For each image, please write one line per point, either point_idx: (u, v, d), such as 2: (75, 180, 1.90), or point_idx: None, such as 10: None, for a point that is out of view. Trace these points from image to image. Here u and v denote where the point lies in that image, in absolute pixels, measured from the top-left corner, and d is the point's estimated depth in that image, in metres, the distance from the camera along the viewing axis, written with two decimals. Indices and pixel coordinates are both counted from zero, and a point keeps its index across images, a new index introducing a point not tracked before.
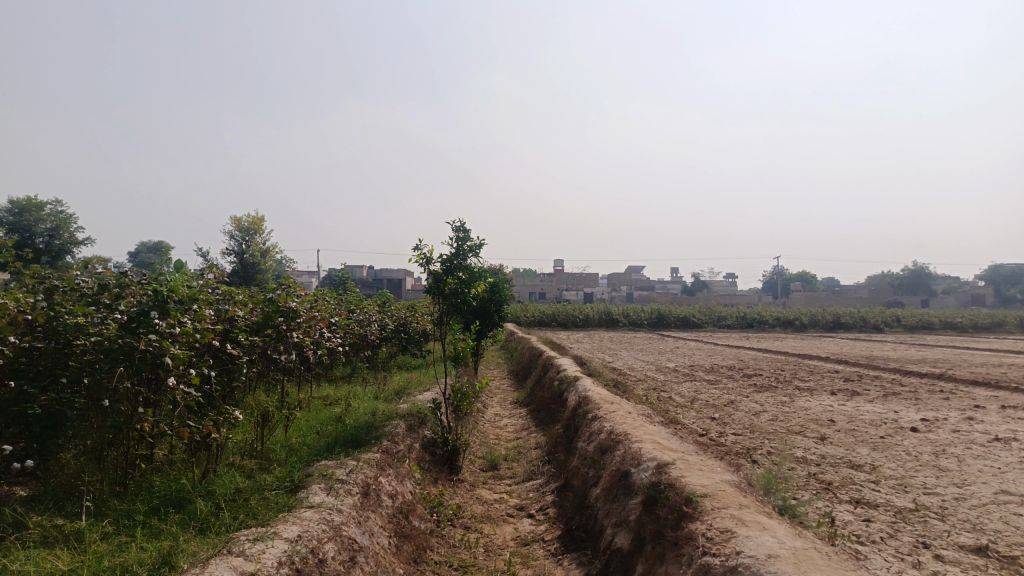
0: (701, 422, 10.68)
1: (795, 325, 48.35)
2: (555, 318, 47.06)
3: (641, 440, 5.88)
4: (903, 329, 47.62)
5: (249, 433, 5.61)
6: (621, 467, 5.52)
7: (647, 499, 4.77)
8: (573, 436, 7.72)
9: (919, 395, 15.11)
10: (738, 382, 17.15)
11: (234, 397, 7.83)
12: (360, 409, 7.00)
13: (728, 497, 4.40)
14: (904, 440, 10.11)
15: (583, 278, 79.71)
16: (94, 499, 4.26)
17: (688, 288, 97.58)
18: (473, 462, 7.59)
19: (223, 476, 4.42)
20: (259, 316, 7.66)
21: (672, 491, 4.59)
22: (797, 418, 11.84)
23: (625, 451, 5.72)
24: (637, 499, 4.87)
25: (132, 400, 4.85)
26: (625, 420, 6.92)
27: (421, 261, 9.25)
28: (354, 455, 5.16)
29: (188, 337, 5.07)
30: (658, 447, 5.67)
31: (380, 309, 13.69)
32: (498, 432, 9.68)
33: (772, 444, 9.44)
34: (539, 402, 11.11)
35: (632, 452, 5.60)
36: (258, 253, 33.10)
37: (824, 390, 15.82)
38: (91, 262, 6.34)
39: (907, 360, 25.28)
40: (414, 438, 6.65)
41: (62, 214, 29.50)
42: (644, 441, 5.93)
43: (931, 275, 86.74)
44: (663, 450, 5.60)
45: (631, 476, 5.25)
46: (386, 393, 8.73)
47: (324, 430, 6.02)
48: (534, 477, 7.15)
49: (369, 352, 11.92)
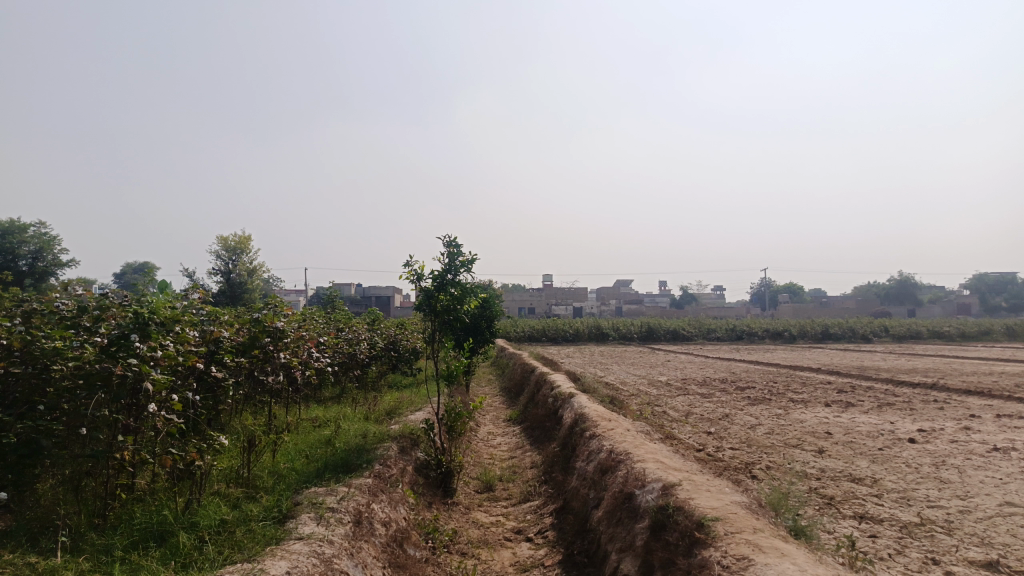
0: (697, 437, 10.53)
1: (785, 336, 48.40)
2: (545, 333, 46.87)
3: (643, 459, 5.71)
4: (892, 338, 47.77)
5: (235, 459, 5.40)
6: (623, 488, 5.34)
7: (653, 522, 4.59)
8: (570, 456, 7.55)
9: (914, 406, 15.03)
10: (731, 395, 17.03)
11: (220, 421, 7.61)
12: (351, 431, 6.80)
13: (739, 520, 4.24)
14: (902, 452, 9.99)
15: (573, 293, 79.70)
16: (70, 534, 4.03)
17: (677, 301, 97.84)
18: (468, 483, 7.40)
19: (207, 506, 4.21)
20: (246, 337, 7.46)
21: (681, 516, 4.42)
22: (793, 430, 11.71)
23: (627, 472, 5.55)
24: (643, 523, 4.69)
25: (112, 427, 4.63)
26: (624, 437, 6.75)
27: (412, 277, 9.08)
28: (346, 481, 4.96)
29: (170, 361, 4.89)
30: (662, 467, 5.50)
31: (370, 327, 13.49)
32: (492, 451, 9.49)
33: (771, 459, 9.29)
34: (533, 420, 10.92)
35: (635, 473, 5.42)
36: (245, 272, 32.83)
37: (819, 402, 15.72)
38: (70, 284, 6.15)
39: (899, 370, 25.28)
40: (408, 461, 6.45)
41: (45, 235, 29.11)
42: (645, 460, 5.76)
43: (917, 284, 87.40)
44: (666, 470, 5.43)
45: (634, 498, 5.07)
46: (377, 413, 8.53)
47: (314, 454, 5.82)
48: (531, 498, 6.96)
49: (359, 371, 11.72)
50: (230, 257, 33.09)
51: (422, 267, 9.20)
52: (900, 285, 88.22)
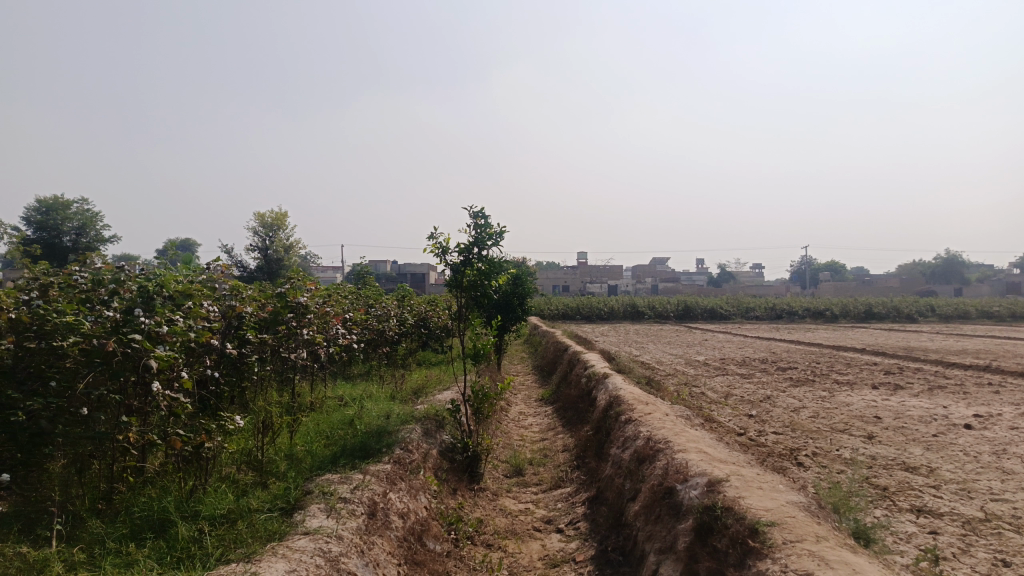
0: (738, 420, 10.09)
1: (826, 315, 47.13)
2: (580, 311, 46.39)
3: (685, 449, 5.29)
4: (939, 319, 46.20)
5: (250, 440, 5.15)
6: (663, 481, 4.94)
7: (698, 525, 4.19)
8: (604, 440, 7.18)
9: (968, 389, 14.28)
10: (772, 376, 16.45)
11: (242, 398, 7.41)
12: (374, 411, 6.50)
13: (799, 526, 3.82)
14: (959, 439, 9.38)
15: (608, 271, 79.01)
16: (69, 522, 3.79)
17: (715, 278, 96.72)
18: (496, 467, 7.09)
19: (214, 493, 3.97)
20: (268, 313, 7.22)
21: (729, 519, 4.01)
22: (839, 414, 11.16)
23: (667, 463, 5.15)
24: (686, 525, 4.30)
25: (118, 408, 4.38)
26: (663, 424, 6.34)
27: (437, 251, 8.72)
28: (361, 468, 4.65)
29: (179, 337, 4.62)
30: (705, 458, 5.09)
31: (400, 304, 13.24)
32: (522, 433, 9.17)
33: (817, 444, 8.81)
34: (566, 400, 10.57)
35: (676, 465, 5.01)
36: (281, 248, 33.00)
37: (865, 384, 15.04)
38: (89, 257, 5.93)
39: (948, 351, 24.28)
40: (432, 445, 6.14)
41: (89, 211, 29.55)
42: (688, 450, 5.35)
43: (964, 263, 84.70)
44: (710, 462, 5.01)
45: (675, 494, 4.68)
46: (403, 393, 8.25)
47: (334, 436, 5.54)
48: (562, 485, 6.61)
49: (388, 348, 11.47)
50: (267, 234, 33.28)
51: (448, 240, 8.81)
52: (947, 264, 85.62)
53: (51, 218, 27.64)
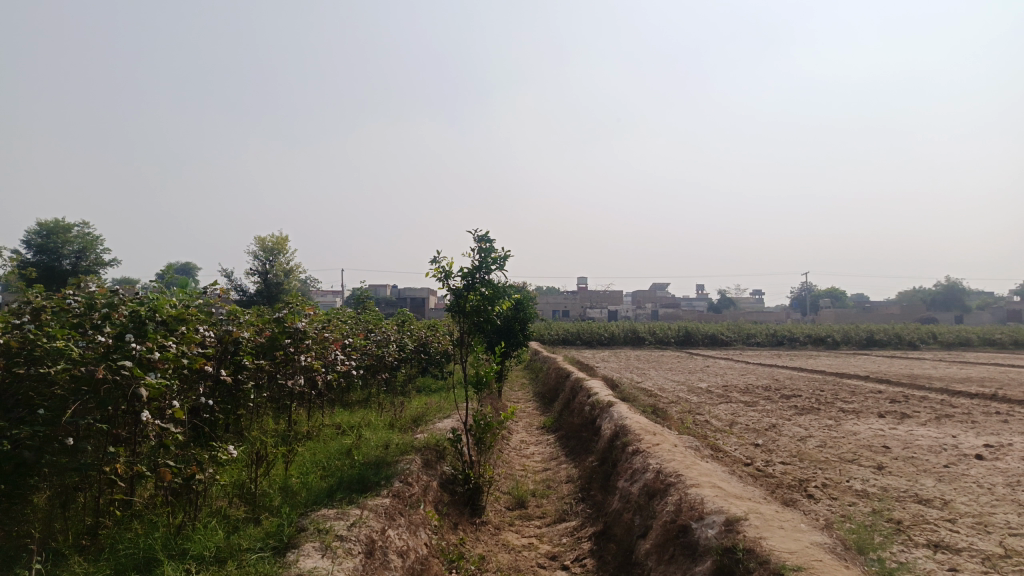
0: (745, 449, 9.87)
1: (828, 341, 46.90)
2: (581, 337, 46.15)
3: (698, 483, 5.10)
4: (941, 346, 45.98)
5: (242, 472, 4.96)
6: (676, 518, 4.75)
7: (716, 568, 3.99)
8: (610, 472, 6.97)
9: (976, 418, 14.05)
10: (776, 404, 16.22)
11: (237, 426, 7.22)
12: (373, 441, 6.31)
13: (823, 568, 3.63)
14: (971, 470, 9.16)
15: (608, 296, 78.90)
16: (50, 559, 3.60)
17: (715, 304, 96.54)
18: (498, 499, 6.88)
19: (204, 529, 3.79)
20: (264, 338, 7.05)
21: (749, 561, 3.81)
22: (847, 444, 10.93)
23: (679, 499, 4.95)
24: (703, 567, 4.10)
25: (106, 438, 4.20)
26: (672, 456, 6.14)
27: (439, 275, 8.57)
28: (359, 503, 4.45)
29: (171, 364, 4.45)
30: (720, 494, 4.89)
31: (399, 329, 13.07)
32: (525, 462, 8.96)
33: (826, 475, 8.59)
34: (569, 428, 10.36)
35: (689, 501, 4.81)
36: (280, 272, 32.90)
37: (872, 412, 14.80)
38: (83, 281, 5.78)
39: (952, 378, 24.03)
40: (432, 476, 5.95)
41: (89, 235, 29.47)
42: (700, 485, 5.15)
43: (964, 290, 84.64)
44: (725, 497, 4.81)
45: (691, 532, 4.49)
46: (403, 421, 8.05)
47: (332, 467, 5.35)
48: (567, 518, 6.39)
49: (387, 374, 11.28)
50: (268, 258, 33.20)
51: (450, 264, 8.67)
52: (948, 291, 85.54)
53: (52, 241, 27.58)
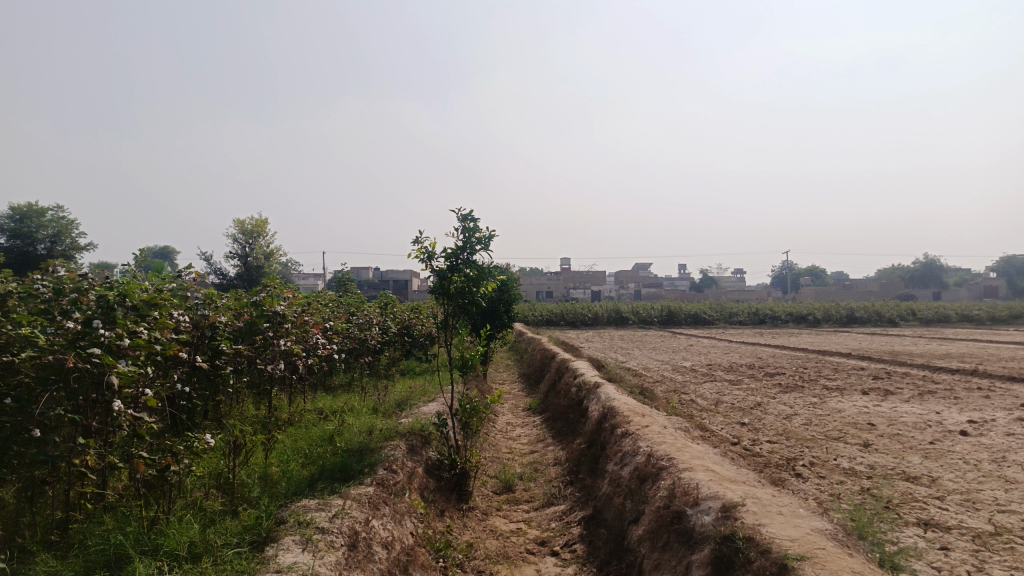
0: (731, 429, 9.84)
1: (809, 319, 47.29)
2: (564, 317, 46.13)
3: (691, 468, 5.01)
4: (920, 323, 46.51)
5: (220, 461, 4.79)
6: (670, 504, 4.66)
7: (714, 556, 3.90)
8: (598, 455, 6.88)
9: (958, 394, 14.15)
10: (761, 382, 16.26)
11: (216, 413, 7.03)
12: (356, 426, 6.15)
13: (827, 558, 3.53)
14: (956, 446, 9.19)
15: (591, 277, 78.99)
16: (16, 559, 3.42)
17: (696, 284, 97.14)
18: (485, 483, 6.77)
19: (179, 524, 3.62)
20: (242, 323, 6.84)
21: (751, 551, 3.71)
22: (833, 421, 10.94)
23: (672, 484, 4.86)
24: (700, 556, 4.01)
25: (75, 429, 4.00)
26: (663, 438, 6.05)
27: (422, 256, 8.37)
28: (341, 492, 4.31)
29: (143, 350, 4.25)
30: (714, 478, 4.80)
31: (382, 312, 12.88)
32: (511, 445, 8.87)
33: (813, 454, 8.56)
34: (555, 410, 10.27)
35: (683, 486, 4.72)
36: (261, 255, 32.47)
37: (855, 390, 14.86)
38: (52, 265, 5.54)
39: (933, 354, 24.27)
40: (417, 462, 5.82)
41: (63, 218, 28.83)
42: (693, 469, 5.06)
43: (942, 267, 85.68)
44: (719, 481, 4.73)
45: (685, 518, 4.41)
46: (387, 405, 7.90)
47: (313, 454, 5.20)
48: (555, 502, 6.29)
49: (370, 357, 11.12)
50: (247, 241, 32.77)
51: (434, 245, 8.47)
52: (925, 268, 86.53)
53: (25, 225, 26.98)
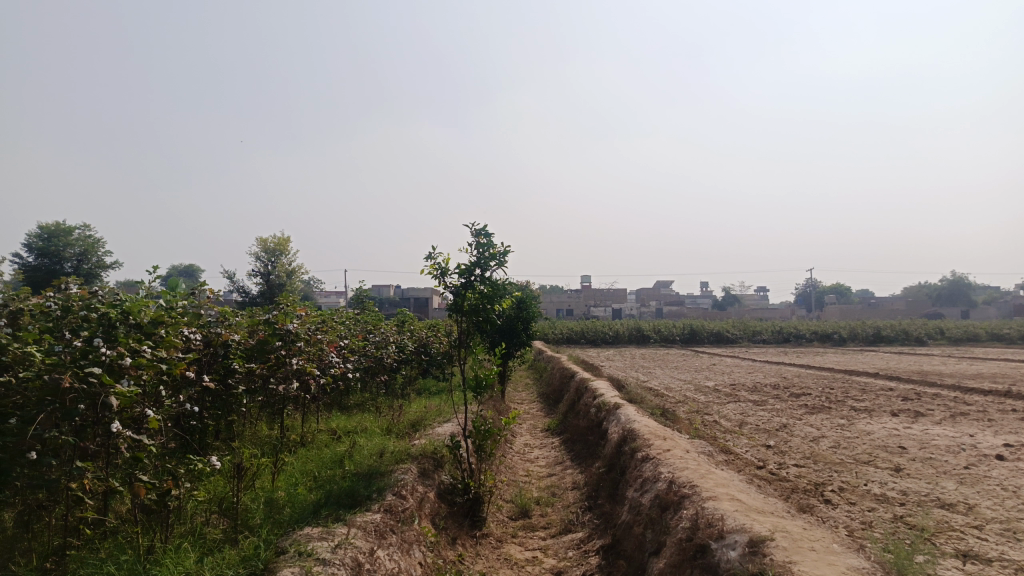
0: (756, 451, 9.55)
1: (834, 338, 46.49)
2: (585, 335, 45.80)
3: (715, 497, 4.78)
4: (948, 342, 45.52)
5: (225, 486, 4.65)
6: (693, 536, 4.43)
7: None
8: (617, 480, 6.66)
9: (992, 416, 13.67)
10: (786, 403, 15.88)
11: (228, 433, 6.92)
12: (367, 448, 5.99)
13: None
14: (993, 471, 8.81)
15: (612, 294, 78.61)
16: None
17: (718, 302, 96.20)
18: (501, 508, 6.57)
19: (174, 555, 3.48)
20: (254, 341, 6.75)
21: None
22: (862, 444, 10.58)
23: (695, 514, 4.63)
24: None
25: (74, 452, 3.86)
26: (685, 464, 5.82)
27: (435, 273, 8.24)
28: (346, 520, 4.15)
29: (146, 370, 4.13)
30: (740, 508, 4.56)
31: (399, 330, 12.77)
32: (528, 467, 8.66)
33: (843, 479, 8.24)
34: (574, 432, 10.05)
35: (707, 517, 4.50)
36: (282, 273, 32.66)
37: (884, 411, 14.43)
38: (64, 282, 5.47)
39: (963, 375, 23.64)
40: (429, 486, 5.64)
41: (90, 237, 29.21)
42: (717, 497, 4.83)
43: (970, 285, 84.21)
44: (746, 512, 4.49)
45: (710, 553, 4.18)
46: (400, 426, 7.74)
47: (321, 478, 5.05)
48: (573, 529, 6.06)
49: (386, 376, 10.98)
50: (269, 259, 32.98)
51: (447, 262, 8.34)
52: (953, 286, 84.98)
53: (54, 244, 27.37)
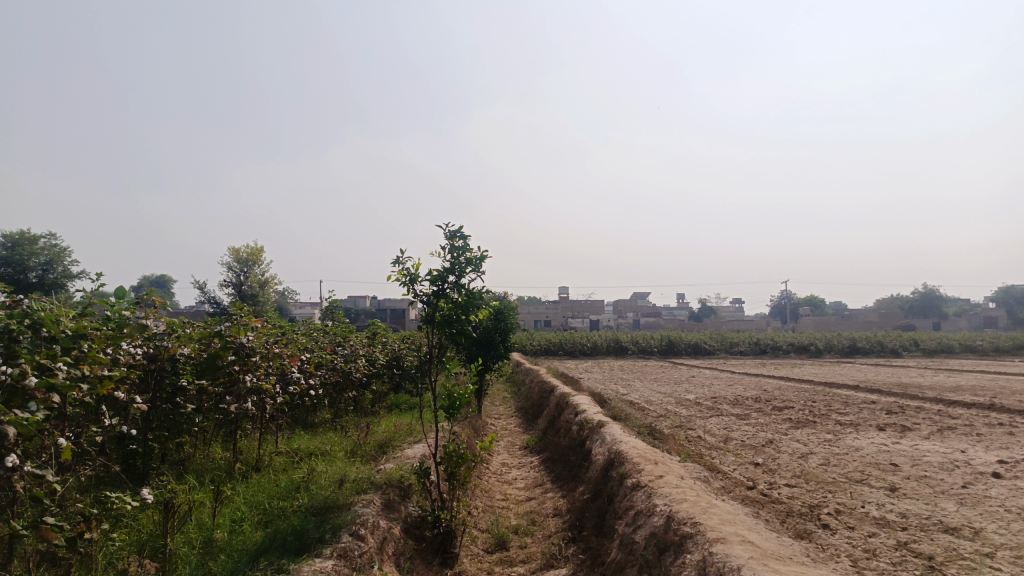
0: (745, 470, 9.09)
1: (811, 350, 46.54)
2: (562, 347, 45.40)
3: (725, 538, 4.30)
4: (923, 354, 45.64)
5: (153, 524, 4.10)
6: None
7: None
8: (605, 509, 6.15)
9: (980, 431, 13.34)
10: (769, 416, 15.49)
11: (176, 458, 6.35)
12: (327, 475, 5.44)
13: None
14: (991, 491, 8.41)
15: (590, 306, 78.44)
16: None
17: (693, 314, 96.54)
18: (476, 539, 6.02)
19: None
20: (204, 354, 6.14)
21: None
22: (852, 461, 10.16)
23: (701, 563, 4.13)
24: None
25: None
26: (680, 494, 5.35)
27: (404, 279, 7.65)
28: (288, 573, 3.64)
29: (53, 394, 3.53)
30: (750, 553, 4.07)
31: (371, 343, 12.18)
32: (506, 490, 8.11)
33: (838, 499, 7.79)
34: (555, 450, 9.54)
35: (717, 565, 4.00)
36: (256, 284, 31.89)
37: (871, 425, 14.06)
38: None
39: (942, 387, 23.49)
40: (394, 521, 5.09)
41: (56, 246, 28.12)
42: (726, 539, 4.35)
43: (941, 297, 85.32)
44: (760, 560, 4.01)
45: None
46: (368, 448, 7.19)
47: (269, 513, 4.54)
48: (555, 564, 5.53)
49: (355, 392, 10.37)
50: (242, 269, 32.08)
51: (418, 267, 7.77)
52: (925, 299, 85.95)
53: (17, 253, 26.30)
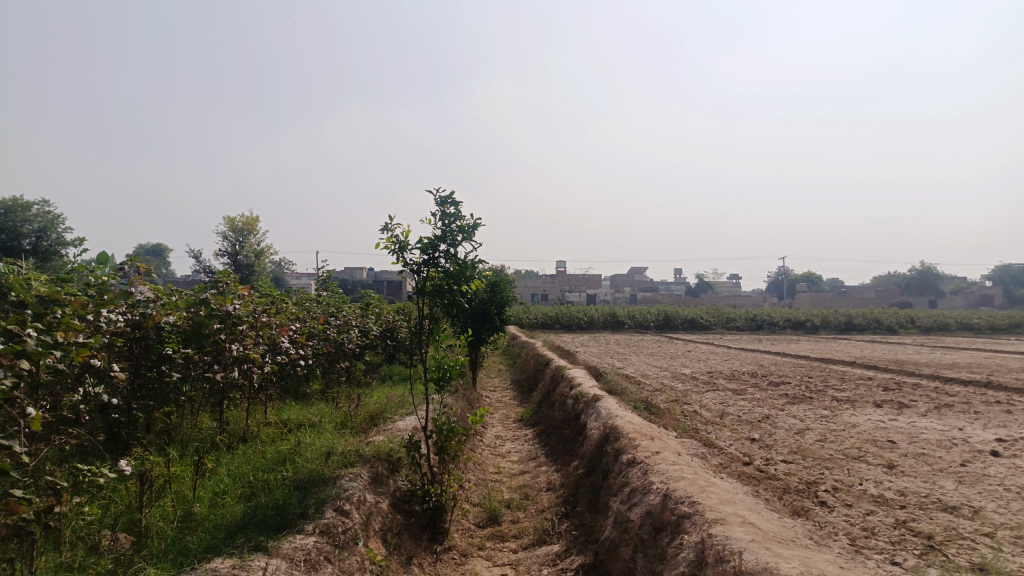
0: (741, 445, 9.00)
1: (807, 326, 46.54)
2: (559, 321, 45.35)
3: (726, 519, 4.16)
4: (918, 331, 45.64)
5: (131, 498, 3.99)
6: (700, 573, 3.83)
7: None
8: (599, 485, 6.03)
9: (977, 408, 13.26)
10: (765, 392, 15.42)
11: (162, 427, 6.22)
12: (315, 447, 5.31)
13: None
14: (990, 469, 8.31)
15: (587, 280, 78.34)
16: None
17: (689, 289, 96.53)
18: (467, 514, 5.91)
19: None
20: (190, 322, 5.95)
21: None
22: (849, 437, 10.07)
23: (700, 547, 4.00)
24: None
25: None
26: (676, 471, 5.22)
27: (394, 247, 7.45)
28: (266, 552, 3.53)
29: (19, 362, 3.36)
30: (751, 536, 3.94)
31: (364, 313, 12.02)
32: (499, 464, 8.00)
33: (835, 476, 7.69)
34: (549, 424, 9.42)
35: (716, 548, 3.87)
36: (252, 254, 31.65)
37: (867, 402, 13.98)
38: None
39: (938, 364, 23.46)
40: (382, 496, 4.97)
41: (50, 213, 27.83)
42: (725, 520, 4.22)
43: (938, 275, 85.30)
44: (760, 544, 3.87)
45: None
46: (359, 420, 7.06)
47: (252, 486, 4.43)
48: (548, 541, 5.42)
49: (347, 363, 10.23)
50: (237, 239, 31.76)
51: (407, 235, 7.57)
52: (922, 276, 85.93)
53: (11, 219, 26.00)
